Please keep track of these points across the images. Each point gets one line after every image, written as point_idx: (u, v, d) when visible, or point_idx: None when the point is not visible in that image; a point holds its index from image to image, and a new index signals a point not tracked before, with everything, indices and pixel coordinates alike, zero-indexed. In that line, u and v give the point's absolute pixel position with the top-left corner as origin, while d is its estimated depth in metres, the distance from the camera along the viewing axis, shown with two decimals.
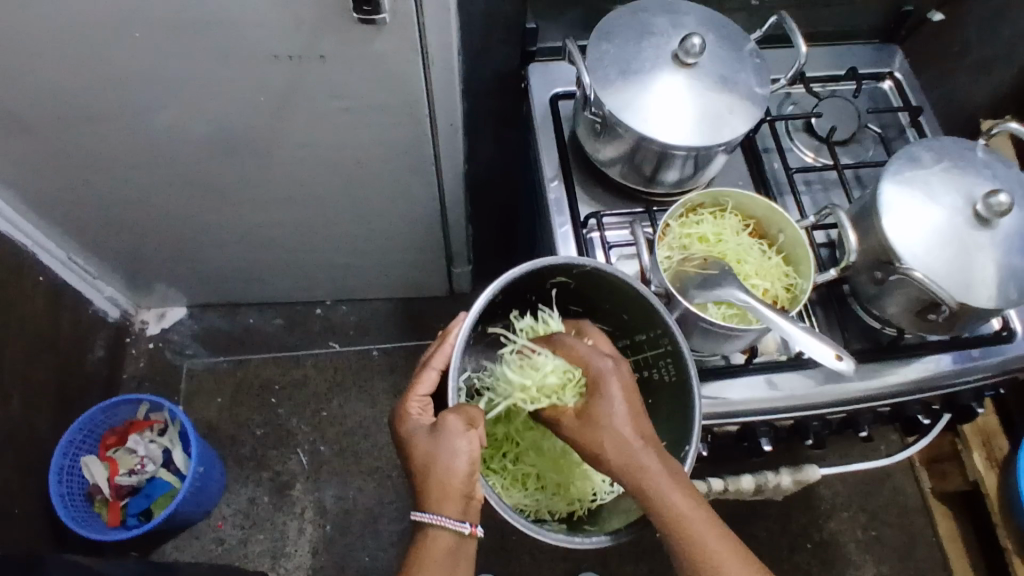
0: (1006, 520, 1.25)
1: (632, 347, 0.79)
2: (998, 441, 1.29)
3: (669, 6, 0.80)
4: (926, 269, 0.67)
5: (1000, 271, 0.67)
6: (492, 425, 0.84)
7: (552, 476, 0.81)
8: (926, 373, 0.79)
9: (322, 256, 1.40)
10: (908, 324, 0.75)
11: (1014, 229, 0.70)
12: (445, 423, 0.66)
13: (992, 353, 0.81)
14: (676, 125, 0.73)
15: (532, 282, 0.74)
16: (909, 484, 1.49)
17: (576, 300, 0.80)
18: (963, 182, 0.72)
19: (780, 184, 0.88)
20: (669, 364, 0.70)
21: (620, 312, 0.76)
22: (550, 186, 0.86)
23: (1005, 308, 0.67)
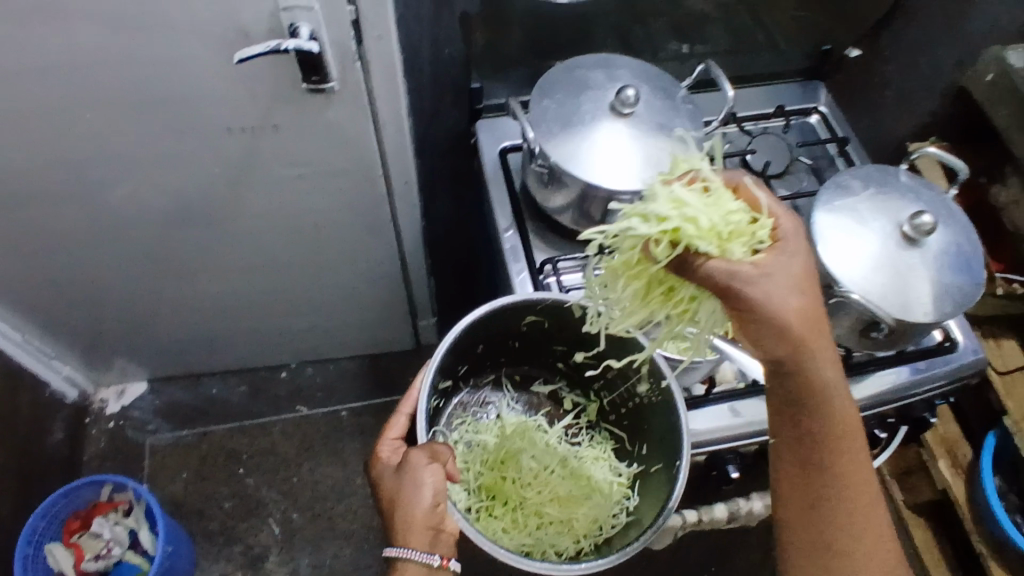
0: (978, 526, 1.29)
1: (621, 375, 0.83)
2: (960, 448, 1.34)
3: (604, 61, 0.84)
4: (864, 291, 0.71)
5: (932, 288, 0.72)
6: (486, 472, 0.86)
7: (556, 513, 0.83)
8: (880, 388, 0.83)
9: (286, 319, 1.40)
10: (854, 344, 0.78)
11: (940, 248, 0.74)
12: (410, 458, 0.68)
13: (938, 363, 0.85)
14: (619, 171, 0.76)
15: (507, 323, 0.81)
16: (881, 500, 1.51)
17: (559, 338, 0.86)
18: (891, 206, 0.76)
19: None
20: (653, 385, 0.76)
21: (599, 338, 0.81)
22: (506, 235, 0.89)
23: (942, 322, 0.71)
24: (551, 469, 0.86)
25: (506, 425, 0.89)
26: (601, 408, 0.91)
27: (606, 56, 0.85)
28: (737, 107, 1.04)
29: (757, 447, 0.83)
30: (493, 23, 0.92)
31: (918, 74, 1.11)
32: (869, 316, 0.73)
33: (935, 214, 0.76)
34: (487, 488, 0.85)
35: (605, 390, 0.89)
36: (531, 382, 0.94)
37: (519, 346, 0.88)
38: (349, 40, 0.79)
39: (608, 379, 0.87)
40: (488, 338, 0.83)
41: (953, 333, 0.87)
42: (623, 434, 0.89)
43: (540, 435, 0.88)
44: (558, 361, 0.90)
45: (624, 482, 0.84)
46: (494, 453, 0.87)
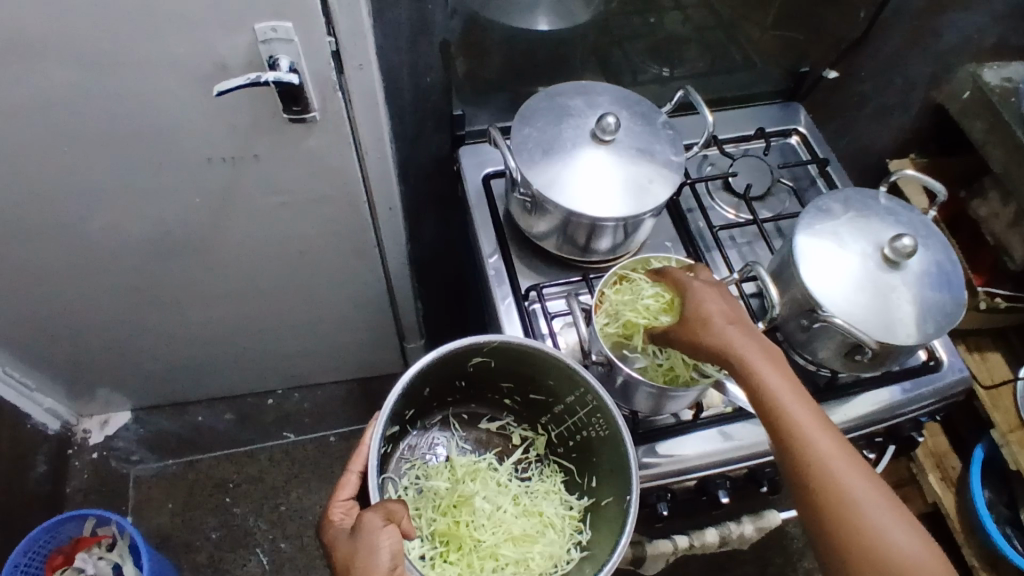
0: (971, 538, 1.29)
1: (568, 410, 0.83)
2: (949, 460, 1.34)
3: (584, 87, 0.85)
4: (846, 314, 0.71)
5: (914, 309, 0.72)
6: (438, 518, 0.82)
7: (512, 553, 0.79)
8: (867, 410, 0.83)
9: (273, 345, 1.38)
10: (839, 365, 0.78)
11: (921, 269, 0.75)
12: (364, 520, 0.65)
13: (924, 382, 0.85)
14: (600, 197, 0.77)
15: (453, 366, 0.82)
16: None
17: (504, 376, 0.86)
18: (871, 229, 0.77)
19: (706, 241, 0.93)
20: (599, 419, 0.76)
21: (541, 379, 0.82)
22: (490, 261, 0.89)
23: (924, 343, 0.71)
24: (504, 509, 0.84)
25: (456, 468, 0.87)
26: (549, 441, 0.92)
27: (585, 83, 0.86)
28: (718, 129, 1.05)
29: (747, 471, 0.82)
30: (474, 50, 0.92)
31: (895, 93, 1.13)
32: (852, 338, 0.73)
33: (915, 235, 0.77)
34: (441, 533, 0.81)
35: (552, 424, 0.90)
36: (479, 419, 0.95)
37: (464, 387, 0.88)
38: (330, 70, 0.79)
39: (556, 412, 0.87)
40: (435, 381, 0.84)
41: (937, 352, 0.87)
42: (572, 466, 0.88)
43: (491, 476, 0.87)
44: (506, 398, 0.91)
45: (575, 515, 0.84)
46: (447, 497, 0.84)
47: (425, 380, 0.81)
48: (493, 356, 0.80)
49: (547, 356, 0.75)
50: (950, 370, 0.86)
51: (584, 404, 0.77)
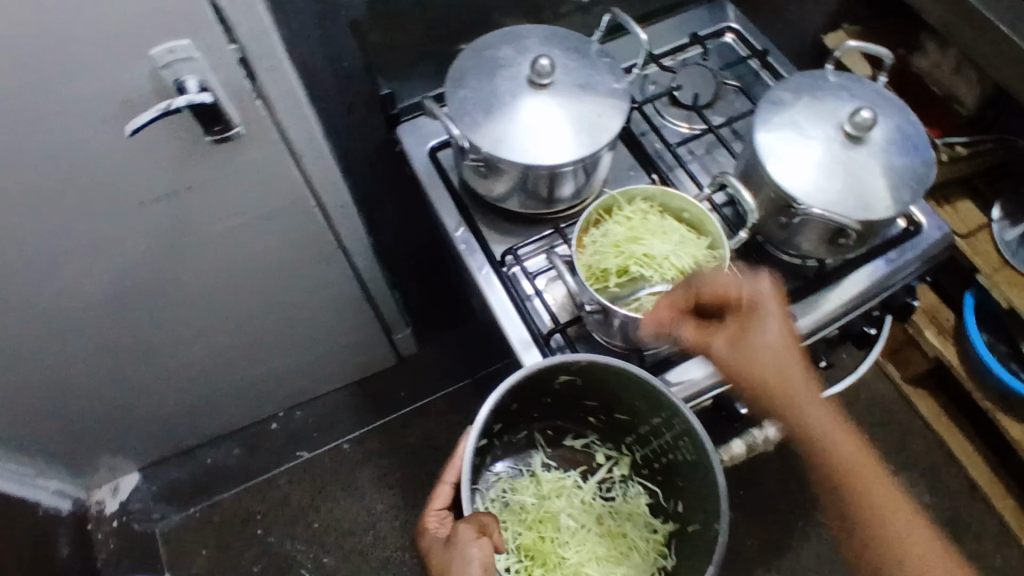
0: (977, 382, 1.34)
1: (653, 431, 0.84)
2: (942, 314, 1.39)
3: (509, 34, 0.81)
4: (822, 202, 0.71)
5: (886, 179, 0.71)
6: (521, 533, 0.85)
7: (596, 572, 0.83)
8: (861, 290, 0.83)
9: (262, 369, 1.35)
10: (824, 252, 0.78)
11: (885, 138, 0.74)
12: (458, 533, 0.69)
13: (908, 248, 0.85)
14: (554, 144, 0.74)
15: (540, 386, 0.82)
16: (881, 381, 1.56)
17: (590, 396, 0.85)
18: (826, 109, 0.76)
19: (667, 161, 0.91)
20: (686, 442, 0.76)
21: (630, 401, 0.81)
22: (458, 235, 0.86)
23: (903, 211, 0.71)
24: (589, 527, 0.87)
25: (543, 484, 0.90)
26: (636, 460, 0.92)
27: (510, 29, 0.82)
28: (653, 45, 1.02)
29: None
30: (385, 22, 0.88)
31: None
32: (829, 223, 0.72)
33: (871, 106, 0.76)
34: (526, 548, 0.84)
35: (636, 445, 0.90)
36: (561, 437, 0.94)
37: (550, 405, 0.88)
38: (241, 78, 0.75)
39: (641, 434, 0.87)
40: (522, 400, 0.84)
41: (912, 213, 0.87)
42: (656, 488, 0.89)
43: (576, 493, 0.90)
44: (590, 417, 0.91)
45: (660, 540, 0.85)
46: (533, 512, 0.87)
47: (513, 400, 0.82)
48: (585, 377, 0.79)
49: (634, 378, 0.74)
50: (928, 230, 0.86)
51: (674, 430, 0.78)
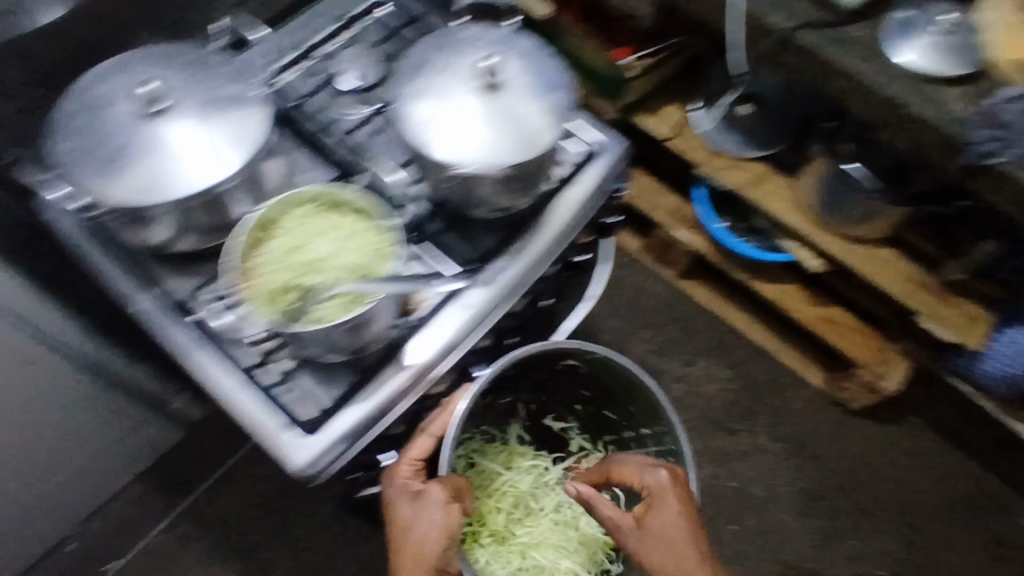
0: (727, 259, 1.51)
1: (637, 436, 1.11)
2: (683, 211, 1.53)
3: (115, 68, 0.73)
4: (474, 158, 0.70)
5: (535, 105, 0.72)
6: (491, 500, 1.16)
7: (539, 554, 1.12)
8: (559, 224, 0.82)
9: (22, 504, 1.18)
10: (505, 198, 0.77)
11: (520, 74, 0.73)
12: (431, 492, 0.86)
13: (593, 169, 0.85)
14: (194, 170, 0.68)
15: (549, 362, 1.02)
16: (658, 282, 1.69)
17: (586, 385, 1.11)
18: (459, 61, 0.74)
19: (352, 155, 0.83)
20: (671, 453, 1.03)
21: (628, 401, 1.07)
22: (139, 299, 0.76)
23: (553, 142, 0.72)
24: (544, 508, 1.17)
25: (511, 458, 1.21)
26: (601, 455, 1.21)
27: (116, 62, 0.74)
28: (307, 29, 0.90)
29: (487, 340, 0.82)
30: None
31: None
32: (504, 171, 0.72)
33: (503, 46, 0.75)
34: (478, 515, 1.14)
35: (614, 442, 1.19)
36: (543, 414, 1.23)
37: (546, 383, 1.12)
38: None
39: (623, 436, 1.15)
40: (527, 371, 1.04)
41: (586, 133, 0.86)
42: None
43: (542, 476, 1.20)
44: (577, 404, 1.18)
45: (603, 544, 1.14)
46: (489, 482, 1.18)
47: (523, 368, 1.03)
48: (590, 363, 1.02)
49: (632, 375, 0.99)
50: (603, 147, 0.86)
51: (658, 433, 1.04)
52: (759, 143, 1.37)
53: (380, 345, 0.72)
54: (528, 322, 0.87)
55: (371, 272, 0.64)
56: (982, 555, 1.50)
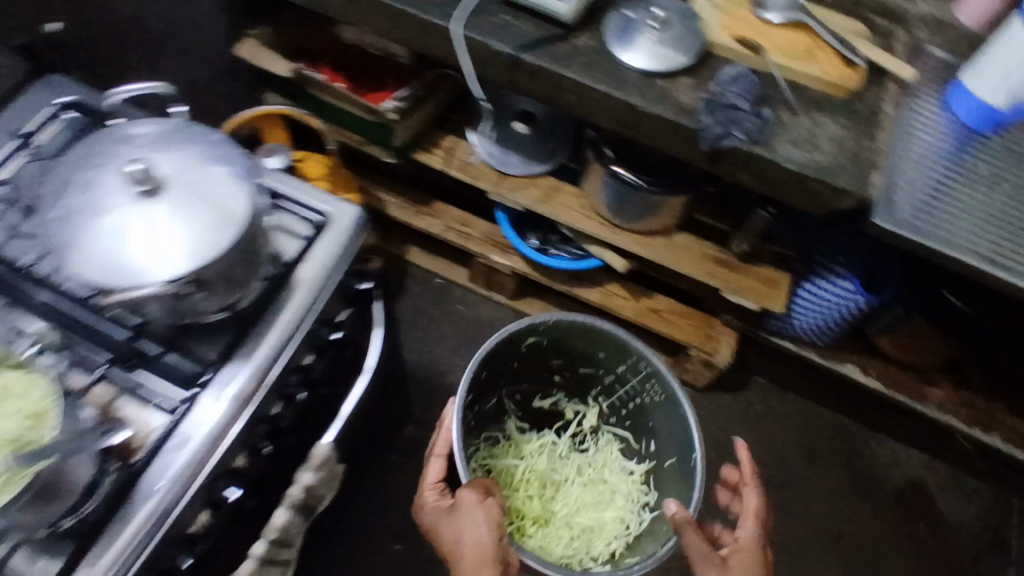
0: (548, 274, 1.49)
1: (618, 378, 1.22)
2: (496, 234, 1.52)
3: None
4: (148, 272, 0.63)
5: (227, 185, 0.68)
6: (521, 488, 1.25)
7: (583, 516, 1.22)
8: (291, 308, 0.78)
9: None
10: (214, 302, 0.71)
11: (187, 169, 0.68)
12: (465, 497, 0.91)
13: (323, 240, 0.82)
14: None
15: (510, 347, 1.15)
16: (496, 309, 1.67)
17: (557, 356, 1.23)
18: (113, 168, 0.67)
19: (38, 284, 0.73)
20: (653, 385, 1.14)
21: (593, 354, 1.20)
22: None
23: (240, 232, 0.66)
24: (571, 479, 1.28)
25: (522, 446, 1.31)
26: (601, 412, 1.31)
27: None
28: None
29: (246, 458, 0.78)
30: None
31: None
32: (215, 269, 0.66)
33: (164, 143, 0.69)
34: (517, 509, 1.23)
35: (603, 397, 1.29)
36: (530, 401, 1.34)
37: (517, 366, 1.23)
38: None
39: (607, 385, 1.26)
40: (488, 364, 1.15)
41: (316, 203, 0.84)
42: (628, 432, 1.28)
43: (554, 450, 1.31)
44: (555, 376, 1.29)
45: (638, 479, 1.25)
46: (518, 475, 1.27)
47: (502, 354, 1.16)
48: (548, 336, 1.16)
49: (587, 331, 1.13)
50: (338, 213, 0.83)
51: (634, 372, 1.16)
52: (544, 158, 1.37)
53: (94, 497, 0.65)
54: (290, 416, 0.84)
55: (24, 442, 0.58)
56: (845, 493, 1.59)
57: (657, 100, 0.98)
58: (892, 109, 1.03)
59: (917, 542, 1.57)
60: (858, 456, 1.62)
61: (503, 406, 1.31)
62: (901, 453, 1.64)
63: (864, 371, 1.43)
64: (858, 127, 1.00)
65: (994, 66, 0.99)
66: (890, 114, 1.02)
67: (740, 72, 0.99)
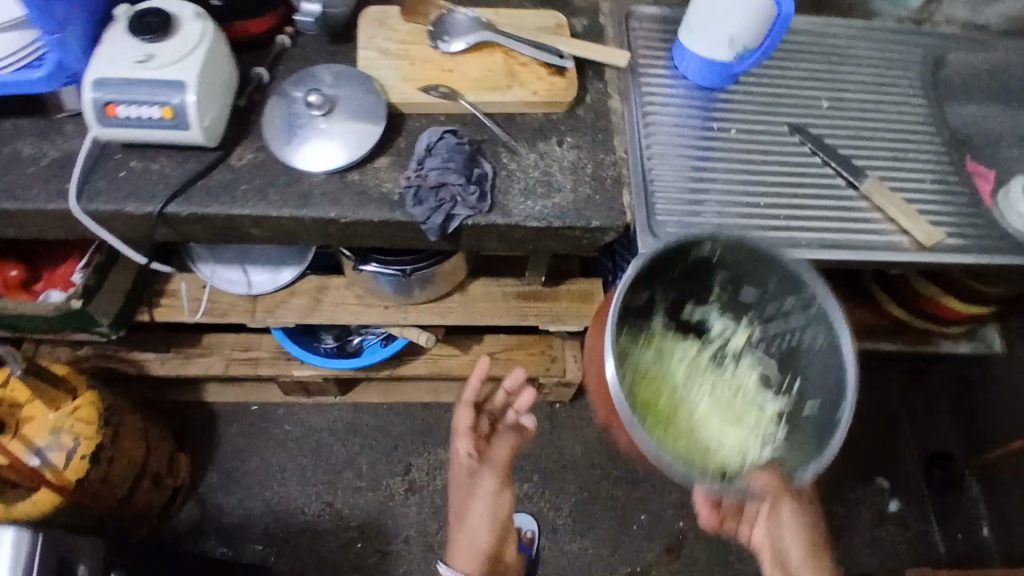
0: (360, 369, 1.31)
1: (778, 319, 0.78)
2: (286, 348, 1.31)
3: None
4: None
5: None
6: (652, 400, 0.73)
7: (702, 427, 0.74)
8: None
9: None
10: None
11: None
12: (489, 457, 1.04)
13: None
14: None
15: (665, 258, 0.73)
16: (327, 410, 1.48)
17: (727, 276, 0.77)
18: None
19: None
20: (809, 331, 0.74)
21: (759, 275, 0.75)
22: None
23: None
24: (711, 391, 0.78)
25: (672, 341, 0.80)
26: (753, 337, 0.81)
27: None
28: None
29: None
30: None
31: None
32: None
33: None
34: (639, 386, 0.73)
35: (760, 317, 0.80)
36: (682, 307, 0.82)
37: (680, 277, 0.77)
38: None
39: (775, 309, 0.78)
40: (654, 272, 0.73)
41: None
42: (771, 367, 0.79)
43: (703, 357, 0.80)
44: (714, 286, 0.79)
45: (773, 421, 0.76)
46: (648, 365, 0.76)
47: (664, 257, 0.72)
48: (730, 252, 0.73)
49: (774, 261, 0.71)
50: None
51: (806, 308, 0.74)
52: (296, 259, 1.15)
53: None
54: None
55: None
56: None
57: (356, 201, 0.80)
58: (620, 105, 0.90)
59: None
60: None
61: (639, 316, 0.76)
62: None
63: None
64: (591, 141, 0.87)
65: (705, 22, 0.87)
66: (620, 111, 0.89)
67: (435, 138, 0.81)
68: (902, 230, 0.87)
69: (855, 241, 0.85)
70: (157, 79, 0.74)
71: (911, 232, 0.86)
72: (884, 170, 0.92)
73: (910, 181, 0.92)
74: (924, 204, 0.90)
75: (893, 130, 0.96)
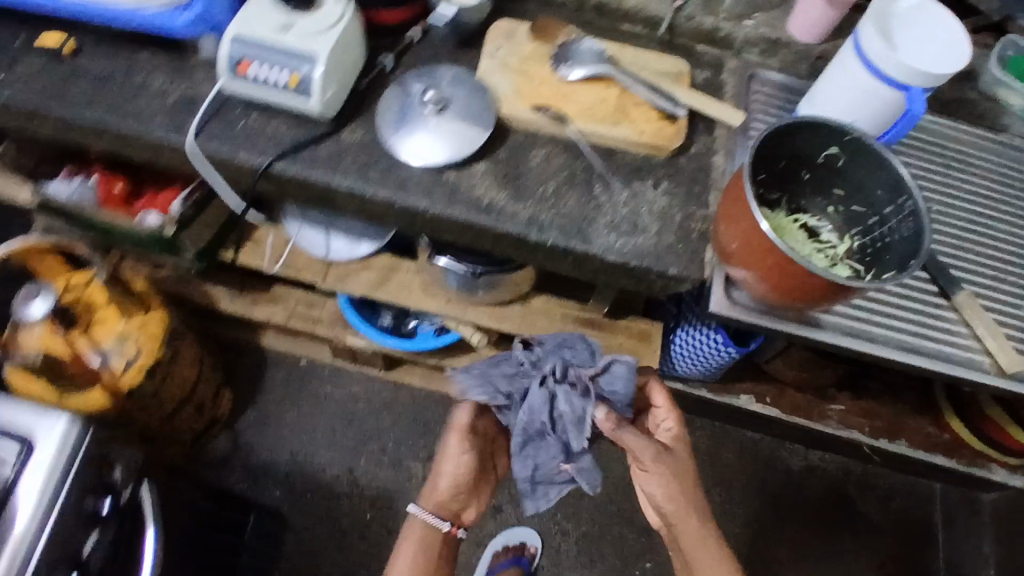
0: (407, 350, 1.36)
1: (878, 224, 0.83)
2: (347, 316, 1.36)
3: None
4: None
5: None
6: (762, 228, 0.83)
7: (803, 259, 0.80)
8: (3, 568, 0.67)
9: None
10: None
11: None
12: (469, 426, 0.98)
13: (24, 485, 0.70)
14: None
15: (807, 139, 0.81)
16: (370, 382, 1.53)
17: (838, 181, 0.85)
18: None
19: None
20: (906, 222, 0.78)
21: (869, 186, 0.82)
22: None
23: None
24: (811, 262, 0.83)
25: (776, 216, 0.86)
26: (851, 249, 0.86)
27: None
28: None
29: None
30: None
31: None
32: None
33: None
34: None
35: (858, 235, 0.86)
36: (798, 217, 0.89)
37: (805, 175, 0.86)
38: None
39: (867, 223, 0.84)
40: (789, 148, 0.82)
41: (19, 423, 0.73)
42: (862, 268, 0.83)
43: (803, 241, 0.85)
44: (827, 201, 0.87)
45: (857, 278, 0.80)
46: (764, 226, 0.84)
47: (784, 138, 0.81)
48: (851, 151, 0.81)
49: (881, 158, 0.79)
50: (45, 429, 0.72)
51: (905, 216, 0.78)
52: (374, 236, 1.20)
53: None
54: None
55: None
56: (764, 513, 1.52)
57: (446, 198, 0.83)
58: (724, 161, 0.89)
59: (845, 550, 1.51)
60: (771, 469, 1.55)
61: (767, 187, 0.87)
62: (817, 458, 1.57)
63: (760, 399, 1.35)
64: (686, 190, 0.87)
65: (829, 105, 0.85)
66: (723, 168, 0.89)
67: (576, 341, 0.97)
68: (985, 351, 0.84)
69: (935, 353, 0.83)
70: (293, 48, 0.80)
71: (994, 355, 0.83)
72: (979, 288, 0.89)
73: (1005, 305, 0.89)
74: (1013, 331, 0.87)
75: (1001, 248, 0.92)
